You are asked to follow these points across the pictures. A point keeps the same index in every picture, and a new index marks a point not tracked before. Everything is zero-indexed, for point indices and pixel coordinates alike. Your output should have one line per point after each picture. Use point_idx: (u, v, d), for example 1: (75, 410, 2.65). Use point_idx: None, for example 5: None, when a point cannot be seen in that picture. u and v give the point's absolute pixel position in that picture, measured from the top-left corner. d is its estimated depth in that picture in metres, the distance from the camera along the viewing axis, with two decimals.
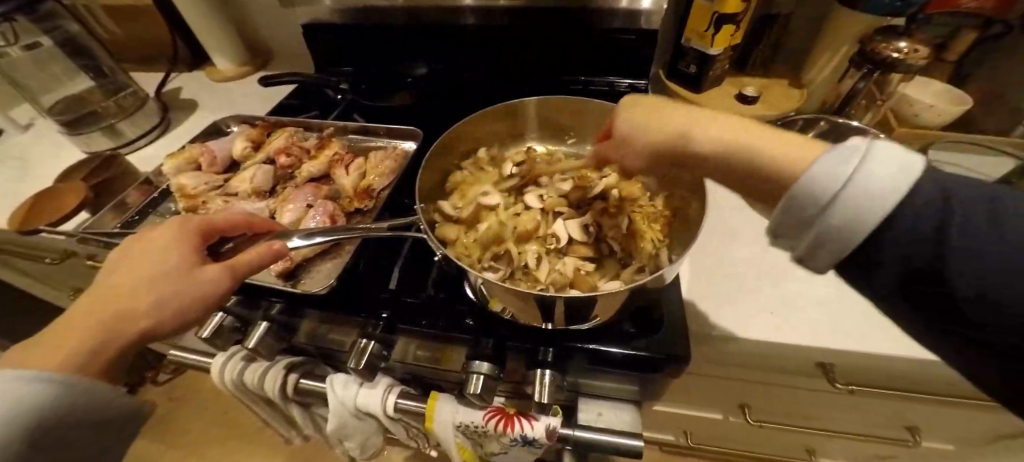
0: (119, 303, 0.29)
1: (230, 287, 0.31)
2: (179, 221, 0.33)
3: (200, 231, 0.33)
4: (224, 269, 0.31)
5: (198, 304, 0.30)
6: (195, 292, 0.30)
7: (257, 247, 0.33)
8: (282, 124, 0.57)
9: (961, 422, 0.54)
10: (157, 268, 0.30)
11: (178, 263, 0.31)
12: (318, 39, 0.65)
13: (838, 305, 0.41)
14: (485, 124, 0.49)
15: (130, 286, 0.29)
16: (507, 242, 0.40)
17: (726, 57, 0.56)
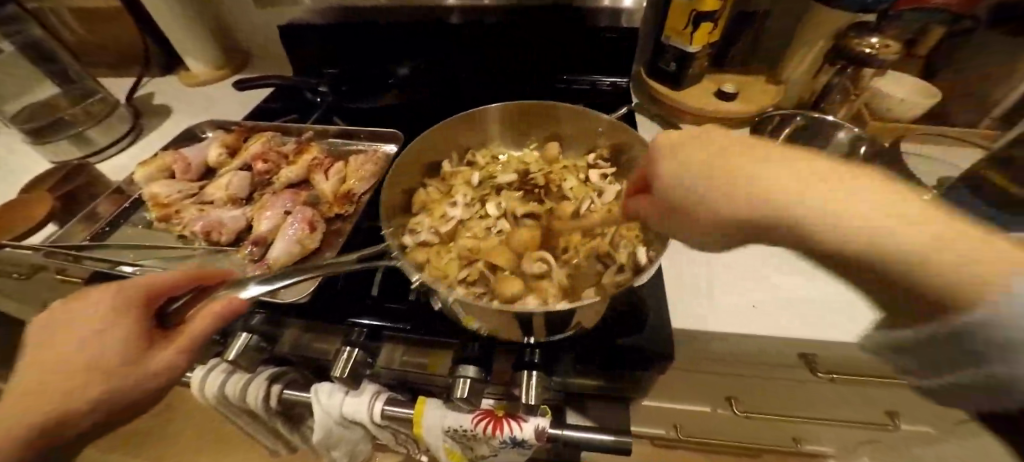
0: (63, 384, 0.27)
1: (188, 362, 0.30)
2: (116, 293, 0.29)
3: (143, 298, 0.30)
4: (177, 347, 0.29)
5: (154, 386, 0.29)
6: (147, 378, 0.28)
7: (204, 311, 0.30)
8: (259, 129, 0.56)
9: (939, 405, 0.56)
10: (99, 350, 0.28)
11: (124, 347, 0.28)
12: (296, 41, 0.64)
13: (815, 299, 0.42)
14: (455, 136, 0.49)
15: (75, 368, 0.27)
16: (479, 258, 0.39)
17: (706, 54, 0.56)
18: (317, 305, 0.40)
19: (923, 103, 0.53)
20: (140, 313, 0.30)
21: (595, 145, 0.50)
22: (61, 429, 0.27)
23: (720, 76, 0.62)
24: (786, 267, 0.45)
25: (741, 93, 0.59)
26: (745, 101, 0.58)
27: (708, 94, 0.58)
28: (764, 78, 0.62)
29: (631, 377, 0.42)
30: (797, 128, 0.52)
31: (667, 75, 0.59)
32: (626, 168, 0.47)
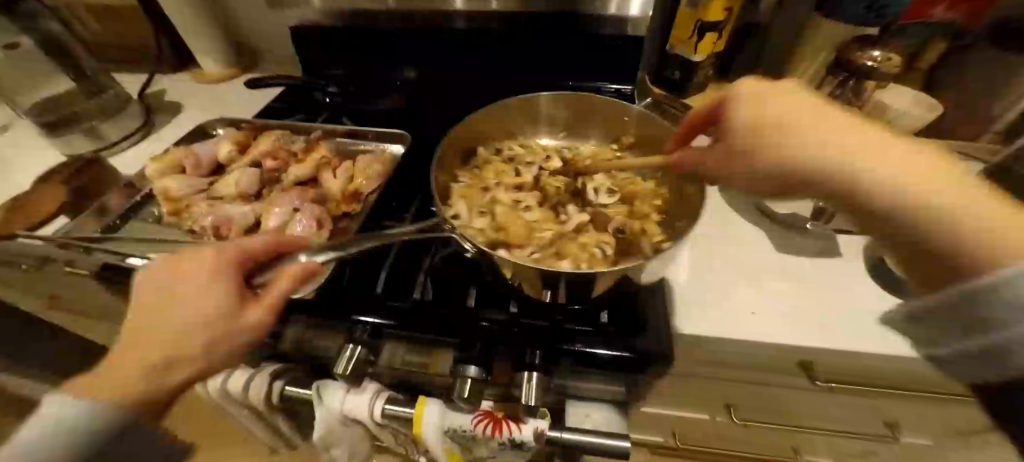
0: (169, 333, 0.26)
1: (270, 326, 0.29)
2: (214, 252, 0.29)
3: (234, 260, 0.30)
4: (267, 308, 0.28)
5: (234, 349, 0.27)
6: (237, 337, 0.27)
7: (287, 273, 0.30)
8: (268, 128, 0.57)
9: (937, 417, 0.56)
10: (178, 303, 0.27)
11: (225, 301, 0.28)
12: (305, 42, 0.65)
13: (819, 306, 0.42)
14: (499, 122, 0.49)
15: (164, 331, 0.26)
16: (529, 234, 0.40)
17: (709, 64, 0.57)
18: (321, 301, 0.40)
19: (925, 116, 0.53)
20: (233, 275, 0.29)
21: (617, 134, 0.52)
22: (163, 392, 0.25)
23: (722, 85, 0.63)
24: (787, 273, 0.45)
25: None
26: None
27: (711, 102, 0.59)
28: None
29: (631, 381, 0.42)
30: None
31: (670, 84, 0.60)
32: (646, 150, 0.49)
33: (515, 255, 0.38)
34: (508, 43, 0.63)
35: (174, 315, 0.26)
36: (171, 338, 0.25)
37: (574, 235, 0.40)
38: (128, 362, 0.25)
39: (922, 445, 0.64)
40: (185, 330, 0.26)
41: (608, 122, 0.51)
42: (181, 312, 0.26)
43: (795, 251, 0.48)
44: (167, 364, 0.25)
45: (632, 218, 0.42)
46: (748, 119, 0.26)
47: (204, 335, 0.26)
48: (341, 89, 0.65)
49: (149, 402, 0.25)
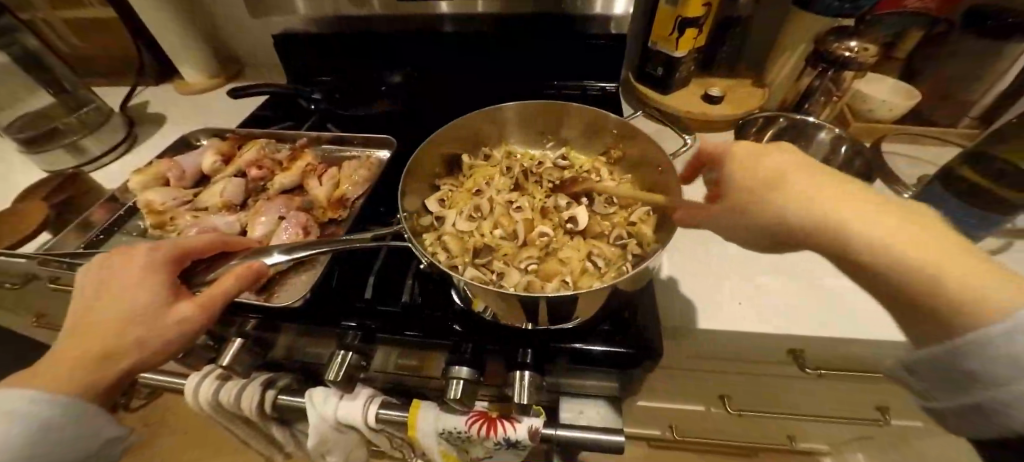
0: (106, 321, 0.29)
1: (202, 323, 0.30)
2: (149, 249, 0.32)
3: (170, 258, 0.32)
4: (200, 305, 0.30)
5: (169, 346, 0.29)
6: (167, 333, 0.29)
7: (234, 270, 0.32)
8: (253, 136, 0.57)
9: (926, 400, 0.57)
10: (118, 295, 0.30)
11: (152, 298, 0.30)
12: (291, 50, 0.65)
13: (805, 296, 0.42)
14: (488, 124, 0.48)
15: (101, 322, 0.28)
16: (497, 250, 0.39)
17: (691, 59, 0.58)
18: (310, 308, 0.40)
19: (903, 104, 0.54)
20: (167, 272, 0.32)
21: (605, 145, 0.49)
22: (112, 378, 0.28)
23: (706, 79, 0.63)
24: (776, 262, 0.46)
25: (728, 96, 0.60)
26: (731, 103, 0.59)
27: (695, 97, 0.60)
28: (750, 82, 0.63)
29: (623, 376, 0.43)
30: (779, 129, 0.54)
31: (654, 80, 0.60)
32: (635, 163, 0.46)
33: (470, 268, 0.37)
34: (508, 45, 0.62)
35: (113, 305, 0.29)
36: (107, 324, 0.28)
37: (539, 256, 0.38)
38: (62, 348, 0.28)
39: (913, 427, 0.65)
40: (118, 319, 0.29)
41: (596, 130, 0.48)
42: (118, 301, 0.29)
43: (785, 241, 0.48)
44: (104, 352, 0.28)
45: (604, 246, 0.38)
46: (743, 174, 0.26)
47: (131, 329, 0.28)
48: (326, 96, 0.64)
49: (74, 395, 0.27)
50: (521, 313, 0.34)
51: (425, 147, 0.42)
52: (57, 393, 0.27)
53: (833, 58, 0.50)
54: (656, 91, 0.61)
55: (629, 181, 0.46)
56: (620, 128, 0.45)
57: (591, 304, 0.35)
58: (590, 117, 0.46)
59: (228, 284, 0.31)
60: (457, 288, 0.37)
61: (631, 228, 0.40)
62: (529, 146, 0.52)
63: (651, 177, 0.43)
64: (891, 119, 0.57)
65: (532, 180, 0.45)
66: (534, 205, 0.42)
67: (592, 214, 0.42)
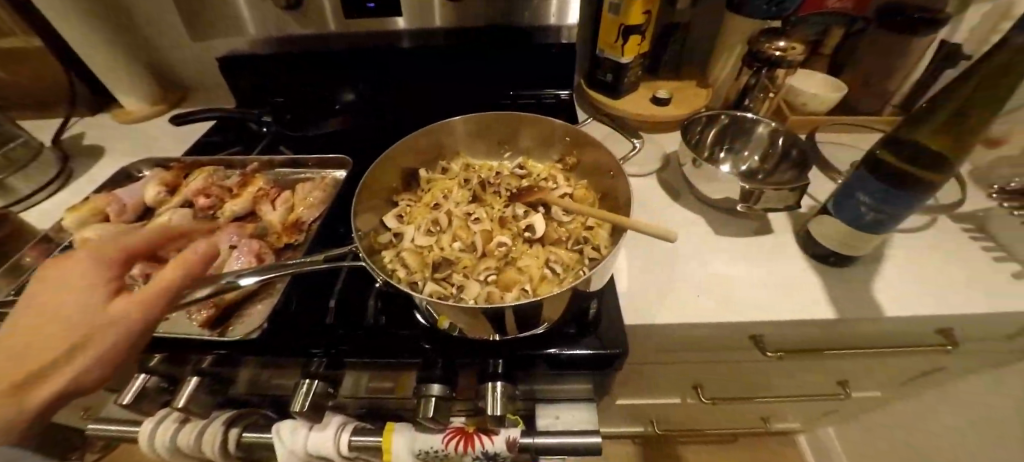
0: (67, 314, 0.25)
1: (145, 327, 0.25)
2: (87, 250, 0.27)
3: (117, 259, 0.27)
4: (138, 302, 0.25)
5: (110, 357, 0.24)
6: (101, 343, 0.24)
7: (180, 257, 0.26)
8: (200, 164, 0.55)
9: (880, 370, 0.61)
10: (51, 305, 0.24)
11: (84, 303, 0.24)
12: (237, 73, 0.63)
13: (762, 282, 0.44)
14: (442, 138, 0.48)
15: (22, 343, 0.23)
16: (456, 264, 0.39)
17: (638, 64, 0.60)
18: (270, 338, 0.39)
19: (831, 97, 0.58)
20: (112, 275, 0.27)
21: (561, 154, 0.50)
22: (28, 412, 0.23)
23: (654, 83, 0.66)
24: (732, 251, 0.47)
25: (675, 97, 0.63)
26: (679, 104, 0.62)
27: (644, 100, 0.62)
28: (695, 83, 0.67)
29: (596, 377, 0.43)
30: (723, 126, 0.57)
31: (605, 86, 0.63)
32: (589, 169, 0.47)
33: (429, 283, 0.37)
34: (509, 47, 0.63)
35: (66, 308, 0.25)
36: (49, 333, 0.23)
37: (497, 266, 0.38)
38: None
39: (872, 397, 0.70)
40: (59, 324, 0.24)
41: (550, 139, 0.49)
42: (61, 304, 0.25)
43: (738, 231, 0.50)
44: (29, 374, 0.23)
45: (561, 252, 0.39)
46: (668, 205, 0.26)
47: (58, 345, 0.23)
48: (276, 118, 0.64)
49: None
50: (485, 325, 0.34)
51: (379, 163, 0.42)
52: None
53: (765, 58, 0.54)
54: (607, 97, 0.63)
55: (585, 187, 0.47)
56: (573, 135, 0.46)
57: (555, 308, 0.35)
58: (544, 125, 0.47)
59: (177, 274, 0.25)
60: (418, 305, 0.37)
61: (588, 232, 0.41)
62: (487, 157, 0.53)
63: (604, 182, 0.44)
64: (823, 111, 0.62)
65: (491, 191, 0.46)
66: (491, 216, 0.43)
67: (549, 221, 0.43)
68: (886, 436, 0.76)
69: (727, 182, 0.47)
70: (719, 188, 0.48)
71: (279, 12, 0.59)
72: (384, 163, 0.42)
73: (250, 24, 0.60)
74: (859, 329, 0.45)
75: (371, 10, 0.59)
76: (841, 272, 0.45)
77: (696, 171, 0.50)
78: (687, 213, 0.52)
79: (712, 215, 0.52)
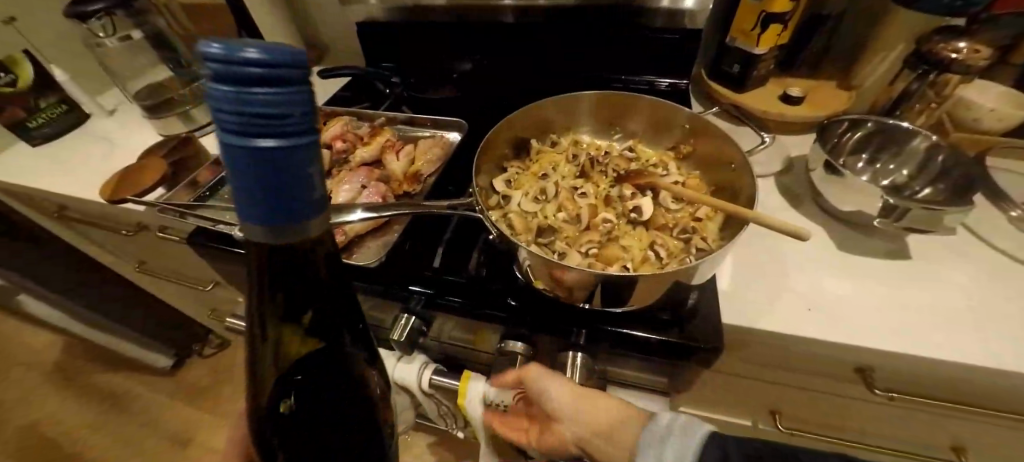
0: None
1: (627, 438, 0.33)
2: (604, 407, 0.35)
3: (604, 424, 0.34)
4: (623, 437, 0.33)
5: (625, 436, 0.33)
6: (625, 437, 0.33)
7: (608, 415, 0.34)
8: (336, 114, 0.62)
9: (1014, 446, 0.52)
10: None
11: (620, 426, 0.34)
12: (371, 35, 0.69)
13: (886, 307, 0.40)
14: (558, 112, 0.49)
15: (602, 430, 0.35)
16: (560, 232, 0.40)
17: (770, 58, 0.56)
18: (387, 270, 0.44)
19: (1015, 114, 0.49)
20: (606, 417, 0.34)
21: (676, 142, 0.48)
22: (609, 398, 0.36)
23: (784, 80, 0.60)
24: (853, 271, 0.43)
25: (808, 97, 0.57)
26: (811, 105, 0.56)
27: (772, 97, 0.58)
28: (834, 83, 0.60)
29: (676, 371, 0.43)
30: (865, 134, 0.51)
31: (729, 78, 0.59)
32: (707, 160, 0.45)
33: (534, 244, 0.39)
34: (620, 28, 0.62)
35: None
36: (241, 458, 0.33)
37: (602, 240, 0.39)
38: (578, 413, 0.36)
39: None
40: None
41: (666, 125, 0.48)
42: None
43: (868, 251, 0.45)
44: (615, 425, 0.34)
45: (666, 238, 0.39)
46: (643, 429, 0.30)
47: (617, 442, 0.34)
48: (403, 81, 0.71)
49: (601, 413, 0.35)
50: (581, 292, 0.36)
51: (498, 129, 0.44)
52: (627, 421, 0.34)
53: (936, 60, 0.47)
54: (729, 89, 0.59)
55: (697, 178, 0.45)
56: (695, 123, 0.45)
57: (654, 289, 0.35)
58: (662, 110, 0.46)
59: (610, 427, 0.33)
60: (519, 262, 0.39)
61: (700, 223, 0.40)
62: (596, 138, 0.53)
63: (722, 175, 0.42)
64: (999, 131, 0.52)
65: (598, 169, 0.46)
66: (598, 193, 0.43)
67: (656, 206, 0.42)
68: None
69: (862, 194, 0.43)
70: (851, 197, 0.44)
71: None
72: (503, 129, 0.44)
73: None
74: (1003, 384, 0.39)
75: None
76: (984, 313, 0.39)
77: (829, 177, 0.45)
78: (804, 222, 0.48)
79: (836, 229, 0.47)
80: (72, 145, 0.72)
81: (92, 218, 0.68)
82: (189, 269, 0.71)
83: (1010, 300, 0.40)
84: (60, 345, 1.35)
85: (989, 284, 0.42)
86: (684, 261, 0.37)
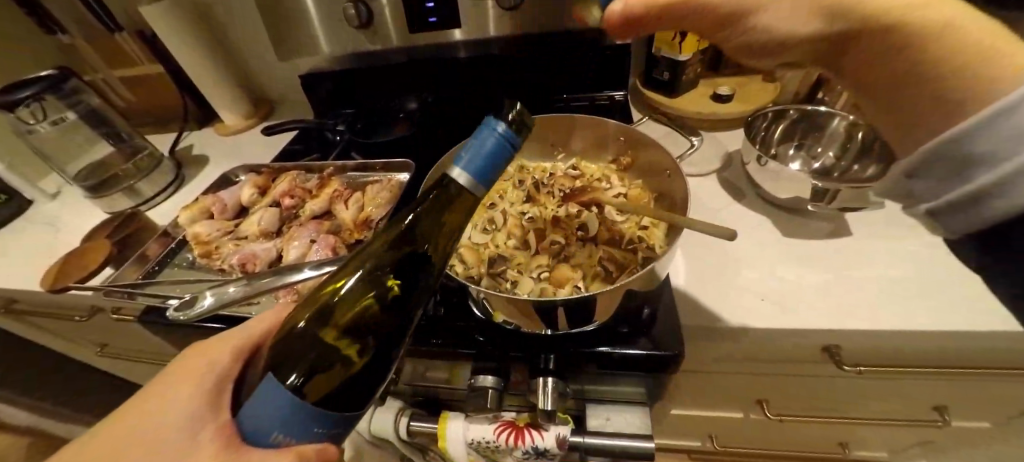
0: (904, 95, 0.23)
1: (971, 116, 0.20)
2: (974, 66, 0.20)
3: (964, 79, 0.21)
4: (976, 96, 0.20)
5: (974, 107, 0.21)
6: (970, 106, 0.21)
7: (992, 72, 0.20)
8: (286, 169, 0.61)
9: (988, 398, 0.54)
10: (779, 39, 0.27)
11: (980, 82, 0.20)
12: (318, 86, 0.72)
13: (836, 287, 0.41)
14: None
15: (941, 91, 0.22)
16: (512, 261, 0.40)
17: (695, 62, 0.60)
18: None
19: None
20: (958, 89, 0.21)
21: (616, 154, 0.50)
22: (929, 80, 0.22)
23: (714, 80, 0.64)
24: (799, 256, 0.45)
25: (738, 94, 0.61)
26: (741, 101, 0.60)
27: (703, 97, 0.61)
28: (760, 77, 0.63)
29: (650, 381, 0.43)
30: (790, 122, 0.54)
31: (661, 84, 0.62)
32: (646, 168, 0.46)
33: (485, 277, 0.39)
34: (554, 53, 0.65)
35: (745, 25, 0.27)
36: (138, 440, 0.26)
37: (552, 262, 0.39)
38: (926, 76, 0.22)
39: (978, 428, 0.62)
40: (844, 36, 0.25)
41: (603, 139, 0.49)
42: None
43: (811, 234, 0.47)
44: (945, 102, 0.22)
45: (614, 252, 0.39)
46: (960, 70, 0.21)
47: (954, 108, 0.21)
48: (348, 127, 0.70)
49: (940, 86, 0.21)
50: (541, 319, 0.36)
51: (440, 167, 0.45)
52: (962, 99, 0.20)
53: None
54: (662, 95, 0.63)
55: (639, 186, 0.46)
56: (628, 135, 0.46)
57: (608, 305, 0.36)
58: (595, 128, 0.48)
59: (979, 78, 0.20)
60: (474, 299, 0.39)
61: (645, 232, 0.40)
62: (539, 161, 0.54)
63: (660, 182, 0.44)
64: None
65: (545, 192, 0.47)
66: (546, 216, 0.44)
67: (603, 221, 0.43)
68: None
69: (793, 181, 0.46)
70: (784, 186, 0.47)
71: (352, 31, 0.64)
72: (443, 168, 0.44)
73: (328, 43, 0.66)
74: (952, 344, 0.41)
75: (433, 24, 0.63)
76: (917, 278, 0.41)
77: (762, 169, 0.49)
78: (749, 213, 0.50)
79: (777, 216, 0.49)
80: (11, 235, 0.68)
81: (39, 309, 0.65)
82: (150, 347, 0.68)
83: (942, 264, 0.42)
84: (25, 444, 1.27)
85: (923, 254, 0.43)
86: (632, 272, 0.37)
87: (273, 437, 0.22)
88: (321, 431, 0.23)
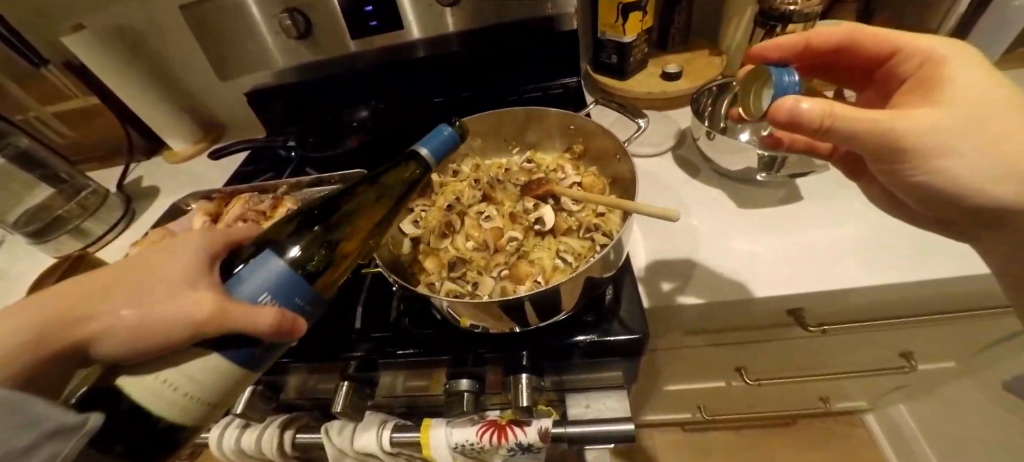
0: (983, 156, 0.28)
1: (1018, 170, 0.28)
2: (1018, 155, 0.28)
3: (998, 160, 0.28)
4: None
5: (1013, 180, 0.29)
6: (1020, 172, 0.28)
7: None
8: (238, 192, 0.60)
9: (948, 341, 0.57)
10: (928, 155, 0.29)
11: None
12: (267, 102, 0.69)
13: (790, 253, 0.43)
14: None
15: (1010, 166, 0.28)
16: (471, 263, 0.40)
17: (641, 42, 0.60)
18: (314, 343, 0.42)
19: None
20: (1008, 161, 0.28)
21: (569, 143, 0.50)
22: (996, 144, 0.28)
23: (663, 58, 0.65)
24: (755, 225, 0.46)
25: (685, 70, 0.62)
26: (689, 77, 0.61)
27: (653, 76, 0.62)
28: (707, 52, 0.65)
29: (625, 365, 0.43)
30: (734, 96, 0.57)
31: (611, 68, 0.63)
32: (599, 153, 0.46)
33: (446, 283, 0.39)
34: (502, 45, 0.65)
35: (896, 131, 0.28)
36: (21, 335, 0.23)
37: (511, 259, 0.39)
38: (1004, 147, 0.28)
39: (944, 367, 0.65)
40: (957, 123, 0.28)
41: (556, 128, 0.49)
42: None
43: (765, 201, 0.48)
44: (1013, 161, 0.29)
45: (572, 241, 0.39)
46: (998, 150, 0.28)
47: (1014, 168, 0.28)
48: (301, 142, 0.68)
49: (1005, 150, 0.28)
50: (510, 318, 0.36)
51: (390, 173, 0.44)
52: (1001, 165, 0.28)
53: (779, 14, 0.52)
54: (614, 79, 0.63)
55: (594, 173, 0.46)
56: (577, 124, 0.46)
57: (571, 295, 0.36)
58: (543, 118, 0.48)
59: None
60: (438, 306, 0.38)
61: (600, 218, 0.41)
62: (494, 156, 0.54)
63: (613, 166, 0.44)
64: None
65: (500, 188, 0.46)
66: (501, 214, 0.43)
67: (559, 212, 0.43)
68: (964, 407, 0.71)
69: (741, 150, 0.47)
70: (735, 158, 0.47)
71: (292, 42, 0.62)
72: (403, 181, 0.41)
73: (272, 57, 0.64)
74: (915, 294, 0.42)
75: (375, 28, 0.61)
76: (875, 239, 0.42)
77: (712, 143, 0.49)
78: (705, 188, 0.51)
79: (731, 188, 0.50)
80: None
81: None
82: None
83: (931, 242, 0.41)
84: None
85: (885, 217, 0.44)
86: (588, 262, 0.37)
87: (260, 297, 0.24)
88: (300, 303, 0.26)
